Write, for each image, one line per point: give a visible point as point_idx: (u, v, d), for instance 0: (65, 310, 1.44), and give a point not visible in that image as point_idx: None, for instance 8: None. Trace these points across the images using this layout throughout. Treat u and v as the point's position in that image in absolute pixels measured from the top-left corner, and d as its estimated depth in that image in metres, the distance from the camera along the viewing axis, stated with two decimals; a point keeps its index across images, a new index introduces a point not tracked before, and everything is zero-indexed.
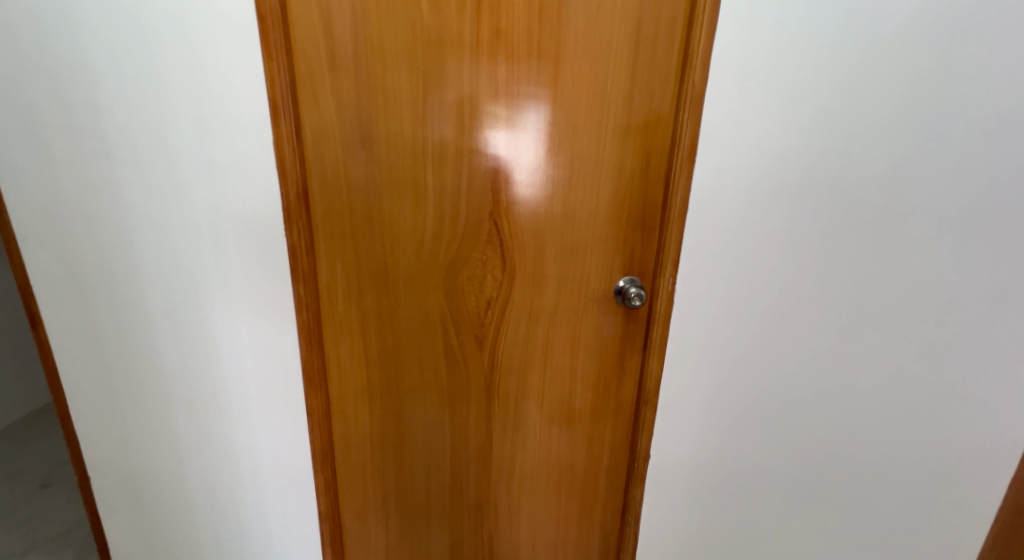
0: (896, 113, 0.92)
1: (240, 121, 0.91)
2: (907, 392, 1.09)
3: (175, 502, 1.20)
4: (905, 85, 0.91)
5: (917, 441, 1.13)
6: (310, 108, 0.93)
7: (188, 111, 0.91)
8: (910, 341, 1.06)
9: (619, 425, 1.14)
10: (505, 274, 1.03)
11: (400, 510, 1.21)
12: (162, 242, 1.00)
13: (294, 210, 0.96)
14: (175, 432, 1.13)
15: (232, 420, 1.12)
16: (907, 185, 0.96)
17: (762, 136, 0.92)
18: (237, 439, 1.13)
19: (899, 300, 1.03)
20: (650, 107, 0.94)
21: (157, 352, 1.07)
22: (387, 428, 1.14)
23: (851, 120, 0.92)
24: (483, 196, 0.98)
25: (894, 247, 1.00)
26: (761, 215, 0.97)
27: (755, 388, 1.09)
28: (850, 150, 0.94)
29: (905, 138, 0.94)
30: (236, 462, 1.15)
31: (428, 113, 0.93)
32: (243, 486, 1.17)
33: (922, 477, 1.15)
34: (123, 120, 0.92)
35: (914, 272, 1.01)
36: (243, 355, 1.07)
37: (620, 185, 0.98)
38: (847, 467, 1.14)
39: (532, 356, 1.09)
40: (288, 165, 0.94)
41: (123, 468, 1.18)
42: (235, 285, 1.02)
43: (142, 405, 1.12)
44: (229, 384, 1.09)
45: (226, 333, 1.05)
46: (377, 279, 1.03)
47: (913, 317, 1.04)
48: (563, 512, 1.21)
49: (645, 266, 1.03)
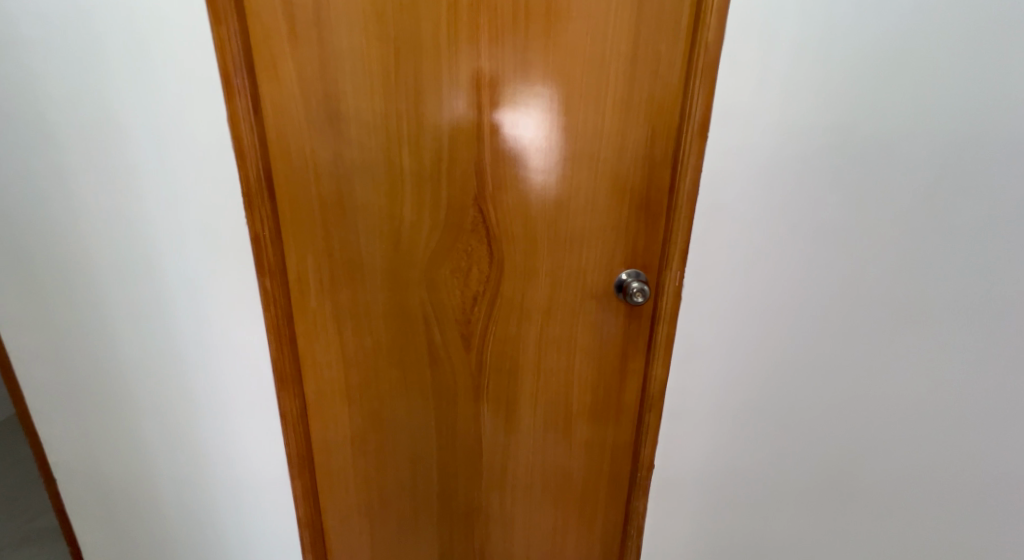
0: (951, 80, 0.78)
1: (188, 98, 0.80)
2: (949, 401, 0.96)
3: (147, 513, 1.11)
4: (962, 51, 0.77)
5: (958, 457, 1.00)
6: (268, 80, 0.81)
7: (128, 87, 0.79)
8: (956, 345, 0.93)
9: (620, 431, 1.04)
10: (493, 266, 0.93)
11: (385, 517, 1.13)
12: (112, 236, 0.89)
13: (255, 196, 0.85)
14: (141, 436, 1.04)
15: (201, 423, 1.02)
16: (959, 165, 0.82)
17: (787, 110, 0.80)
18: (208, 443, 1.04)
19: (943, 297, 0.90)
20: (655, 80, 0.82)
21: (117, 356, 0.98)
22: (369, 431, 1.06)
23: (893, 90, 0.79)
24: (466, 179, 0.88)
25: (939, 238, 0.87)
26: (784, 202, 0.85)
27: (773, 395, 0.97)
28: (890, 126, 0.81)
29: (957, 111, 0.80)
30: (210, 470, 1.06)
31: (403, 90, 0.82)
32: (217, 494, 1.08)
33: (963, 496, 1.02)
34: (53, 97, 0.80)
35: (961, 265, 0.88)
36: (210, 358, 0.97)
37: (620, 168, 0.87)
38: (875, 483, 1.03)
39: (524, 355, 0.99)
40: (245, 144, 0.82)
41: (89, 479, 1.09)
42: (195, 284, 0.92)
43: (105, 414, 1.03)
44: (196, 390, 1.00)
45: (189, 336, 0.96)
46: (352, 272, 0.93)
47: (959, 317, 0.91)
48: (560, 521, 1.12)
49: (649, 257, 0.92)
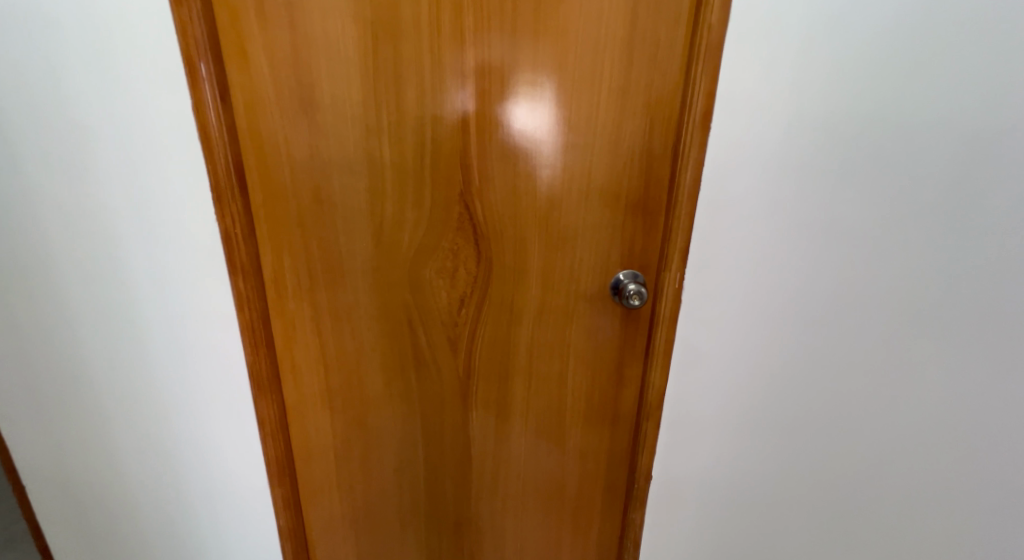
0: (987, 63, 0.70)
1: (148, 87, 0.73)
2: (973, 414, 0.89)
3: (119, 527, 1.05)
4: (997, 32, 0.69)
5: (984, 474, 0.92)
6: (236, 65, 0.75)
7: (83, 75, 0.73)
8: (981, 353, 0.85)
9: (616, 440, 0.99)
10: (481, 266, 0.88)
11: (371, 527, 1.09)
12: (73, 236, 0.83)
13: (225, 191, 0.79)
14: (111, 446, 0.98)
15: (173, 433, 0.97)
16: (989, 158, 0.75)
17: (797, 99, 0.74)
18: (181, 454, 0.98)
19: (969, 302, 0.83)
20: (654, 66, 0.76)
21: (84, 363, 0.92)
22: (352, 438, 1.01)
23: (918, 76, 0.72)
24: (451, 173, 0.82)
25: (965, 238, 0.80)
26: (792, 199, 0.79)
27: (779, 403, 0.92)
28: (913, 116, 0.74)
29: (992, 99, 0.72)
30: (184, 483, 1.00)
31: (381, 77, 0.76)
32: (192, 507, 1.02)
33: (988, 515, 0.95)
34: (3, 86, 0.74)
35: (988, 269, 0.81)
36: (180, 365, 0.91)
37: (616, 162, 0.81)
38: (888, 498, 0.96)
39: (515, 360, 0.94)
40: (214, 135, 0.76)
41: (59, 491, 1.03)
42: (163, 287, 0.86)
43: (71, 423, 0.97)
44: (168, 398, 0.94)
45: (158, 341, 0.90)
46: (331, 272, 0.88)
47: (985, 323, 0.84)
48: (554, 532, 1.08)
49: (647, 257, 0.86)
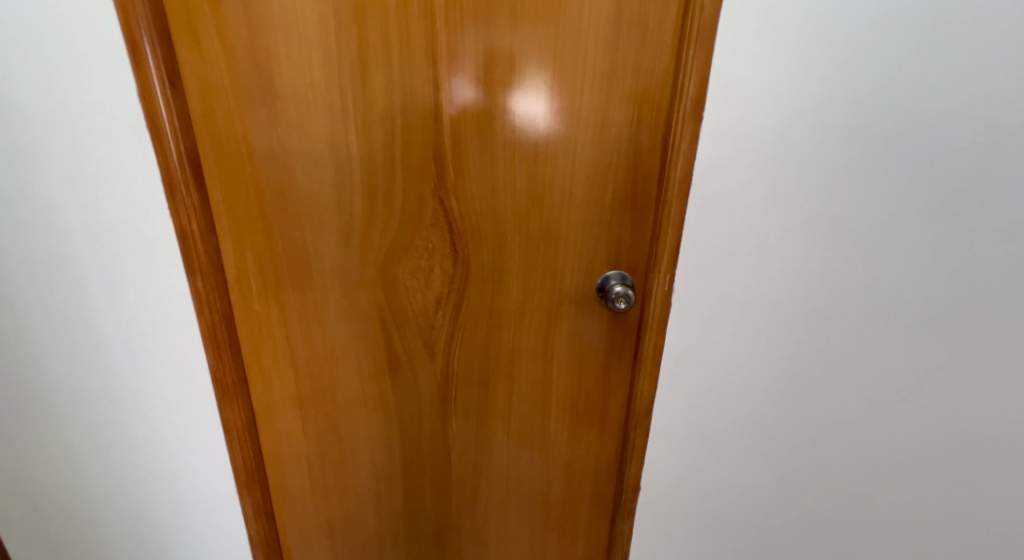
0: (1009, 45, 0.64)
1: (87, 71, 0.67)
2: (985, 425, 0.83)
3: (78, 546, 0.98)
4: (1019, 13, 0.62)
5: (995, 487, 0.87)
6: (186, 46, 0.69)
7: (17, 59, 0.66)
8: (994, 361, 0.79)
9: (603, 448, 0.94)
10: (457, 266, 0.82)
11: (348, 536, 1.04)
12: (12, 236, 0.75)
13: (179, 185, 0.73)
14: (63, 463, 0.91)
15: (131, 447, 0.90)
16: (1008, 151, 0.68)
17: (798, 85, 0.67)
18: (140, 468, 0.92)
19: (982, 306, 0.76)
20: (641, 50, 0.70)
21: (28, 375, 0.84)
22: (325, 445, 0.95)
23: (935, 60, 0.65)
24: (424, 166, 0.76)
25: (981, 237, 0.73)
26: (792, 196, 0.72)
27: (777, 413, 0.86)
28: (928, 104, 0.67)
29: (1012, 84, 0.65)
30: (145, 499, 0.94)
31: (344, 60, 0.70)
32: (155, 522, 0.96)
33: (998, 530, 0.89)
34: None
35: (1003, 271, 0.74)
36: (136, 373, 0.85)
37: (601, 154, 0.75)
38: (893, 515, 0.90)
39: (495, 364, 0.89)
40: (163, 122, 0.70)
41: (10, 510, 0.96)
42: (114, 289, 0.79)
43: (19, 441, 0.89)
44: (123, 409, 0.87)
45: (111, 349, 0.83)
46: (297, 271, 0.82)
47: (997, 328, 0.78)
48: (539, 542, 1.03)
49: (635, 257, 0.80)
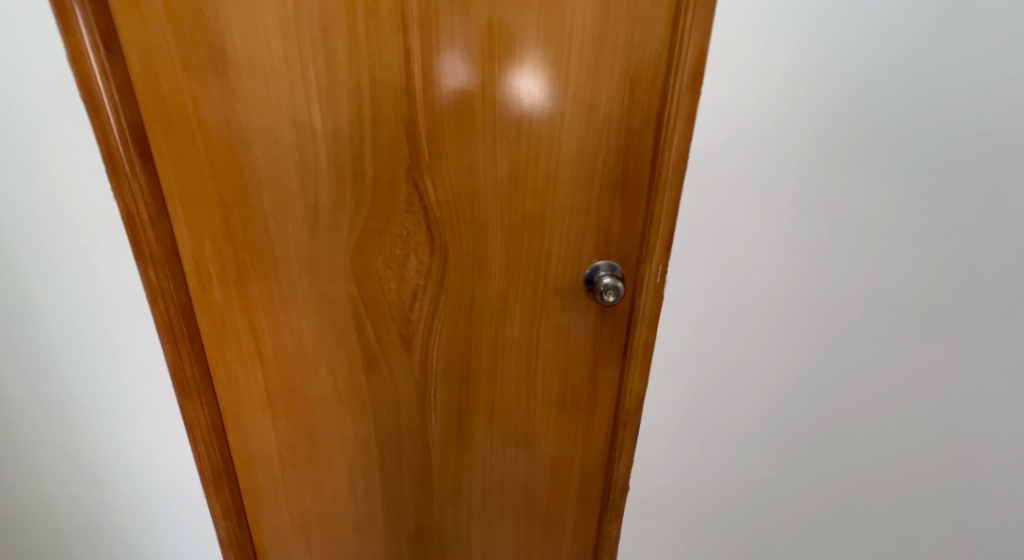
0: None
1: (9, 36, 0.59)
2: (994, 423, 0.78)
3: None
4: None
5: (1003, 487, 0.82)
6: (124, 9, 0.61)
7: None
8: (1007, 357, 0.74)
9: (590, 446, 0.89)
10: (435, 255, 0.76)
11: (324, 536, 0.99)
12: None
13: (122, 165, 0.66)
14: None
15: (81, 458, 0.82)
16: None
17: (807, 58, 0.61)
18: (93, 480, 0.84)
19: (998, 299, 0.71)
20: (634, 18, 0.63)
21: None
22: (297, 443, 0.90)
23: (957, 30, 0.59)
24: (397, 146, 0.70)
25: (998, 226, 0.67)
26: (797, 180, 0.66)
27: (774, 411, 0.81)
28: (948, 80, 0.61)
29: None
30: (99, 511, 0.86)
31: (305, 27, 0.63)
32: (112, 535, 0.88)
33: (1003, 530, 0.85)
34: None
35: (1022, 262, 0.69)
36: (84, 378, 0.77)
37: (589, 134, 0.69)
38: (893, 516, 0.86)
39: (476, 359, 0.83)
40: (101, 94, 0.62)
41: None
42: (53, 285, 0.71)
43: None
44: (70, 418, 0.79)
45: (52, 351, 0.74)
46: (260, 260, 0.76)
47: (1012, 324, 0.72)
48: (524, 541, 0.99)
49: (626, 246, 0.75)
